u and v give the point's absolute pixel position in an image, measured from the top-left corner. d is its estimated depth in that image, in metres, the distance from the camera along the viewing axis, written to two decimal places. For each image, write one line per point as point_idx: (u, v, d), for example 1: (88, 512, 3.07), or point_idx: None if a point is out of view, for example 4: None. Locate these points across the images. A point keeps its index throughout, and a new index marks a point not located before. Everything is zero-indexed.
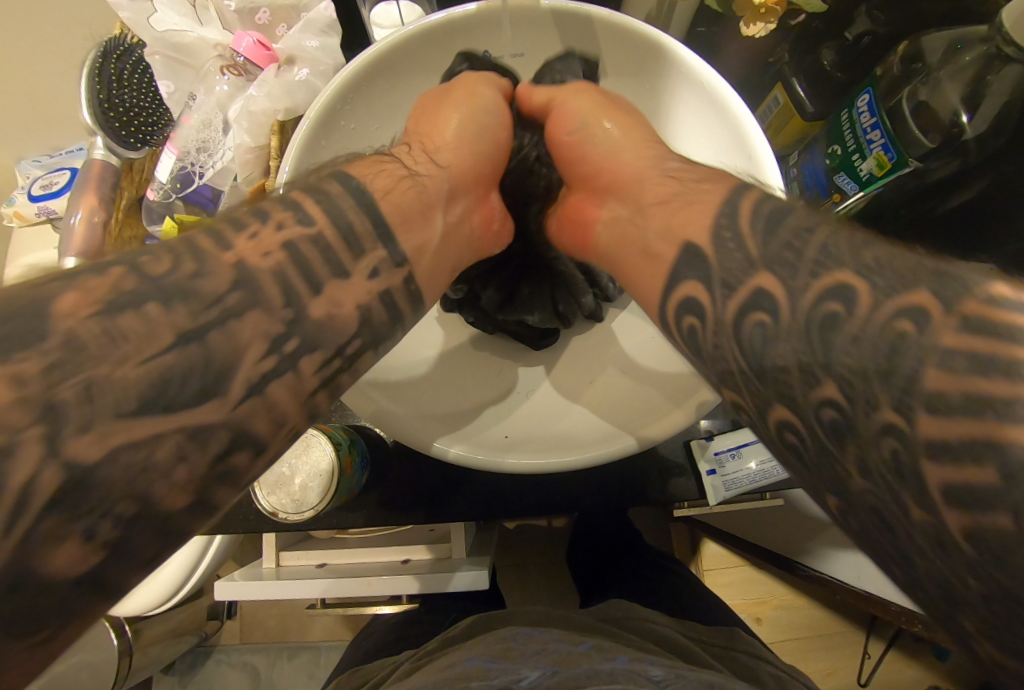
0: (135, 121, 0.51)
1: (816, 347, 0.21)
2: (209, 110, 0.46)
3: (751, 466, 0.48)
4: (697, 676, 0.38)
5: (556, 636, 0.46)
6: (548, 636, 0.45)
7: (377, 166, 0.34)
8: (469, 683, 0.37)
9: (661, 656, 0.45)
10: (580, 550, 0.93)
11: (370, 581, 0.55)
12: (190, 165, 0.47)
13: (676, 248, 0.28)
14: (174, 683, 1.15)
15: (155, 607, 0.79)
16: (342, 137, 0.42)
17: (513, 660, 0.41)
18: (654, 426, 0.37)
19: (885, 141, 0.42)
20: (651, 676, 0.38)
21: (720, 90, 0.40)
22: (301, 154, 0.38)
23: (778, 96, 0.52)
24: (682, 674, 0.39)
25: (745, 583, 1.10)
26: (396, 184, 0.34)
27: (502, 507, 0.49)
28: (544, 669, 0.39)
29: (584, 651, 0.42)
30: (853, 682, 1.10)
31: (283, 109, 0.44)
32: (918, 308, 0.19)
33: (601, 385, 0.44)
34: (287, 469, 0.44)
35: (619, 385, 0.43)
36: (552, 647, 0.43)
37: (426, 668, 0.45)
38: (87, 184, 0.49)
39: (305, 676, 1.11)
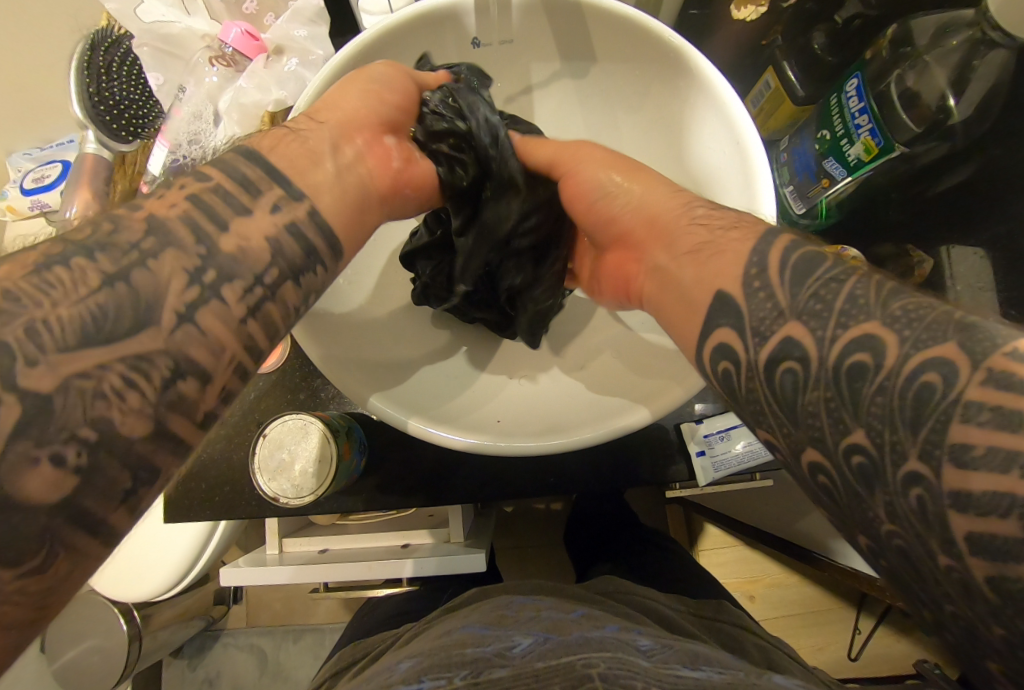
0: (126, 114, 0.50)
1: (845, 399, 0.21)
2: (199, 102, 0.45)
3: (738, 447, 0.50)
4: (686, 648, 0.40)
5: (549, 605, 0.47)
6: (540, 606, 0.46)
7: (285, 142, 0.30)
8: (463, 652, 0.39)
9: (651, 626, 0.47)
10: (576, 531, 0.96)
11: (370, 566, 0.56)
12: (181, 157, 0.45)
13: (715, 330, 0.27)
14: (183, 666, 1.18)
15: (164, 592, 0.81)
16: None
17: (507, 629, 0.42)
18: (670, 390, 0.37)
19: (873, 127, 0.42)
20: (638, 645, 0.39)
21: (735, 112, 0.38)
22: None
23: (768, 79, 0.52)
24: (668, 645, 0.40)
25: (740, 562, 1.13)
26: (279, 140, 0.31)
27: (498, 492, 0.51)
28: (536, 637, 0.40)
29: (575, 619, 0.44)
30: (842, 656, 1.13)
31: (273, 101, 0.44)
32: (947, 365, 0.19)
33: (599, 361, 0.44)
34: (288, 454, 0.45)
35: (607, 367, 0.44)
36: (543, 615, 0.44)
37: (424, 636, 0.46)
38: (80, 179, 0.51)
39: (311, 657, 1.15)
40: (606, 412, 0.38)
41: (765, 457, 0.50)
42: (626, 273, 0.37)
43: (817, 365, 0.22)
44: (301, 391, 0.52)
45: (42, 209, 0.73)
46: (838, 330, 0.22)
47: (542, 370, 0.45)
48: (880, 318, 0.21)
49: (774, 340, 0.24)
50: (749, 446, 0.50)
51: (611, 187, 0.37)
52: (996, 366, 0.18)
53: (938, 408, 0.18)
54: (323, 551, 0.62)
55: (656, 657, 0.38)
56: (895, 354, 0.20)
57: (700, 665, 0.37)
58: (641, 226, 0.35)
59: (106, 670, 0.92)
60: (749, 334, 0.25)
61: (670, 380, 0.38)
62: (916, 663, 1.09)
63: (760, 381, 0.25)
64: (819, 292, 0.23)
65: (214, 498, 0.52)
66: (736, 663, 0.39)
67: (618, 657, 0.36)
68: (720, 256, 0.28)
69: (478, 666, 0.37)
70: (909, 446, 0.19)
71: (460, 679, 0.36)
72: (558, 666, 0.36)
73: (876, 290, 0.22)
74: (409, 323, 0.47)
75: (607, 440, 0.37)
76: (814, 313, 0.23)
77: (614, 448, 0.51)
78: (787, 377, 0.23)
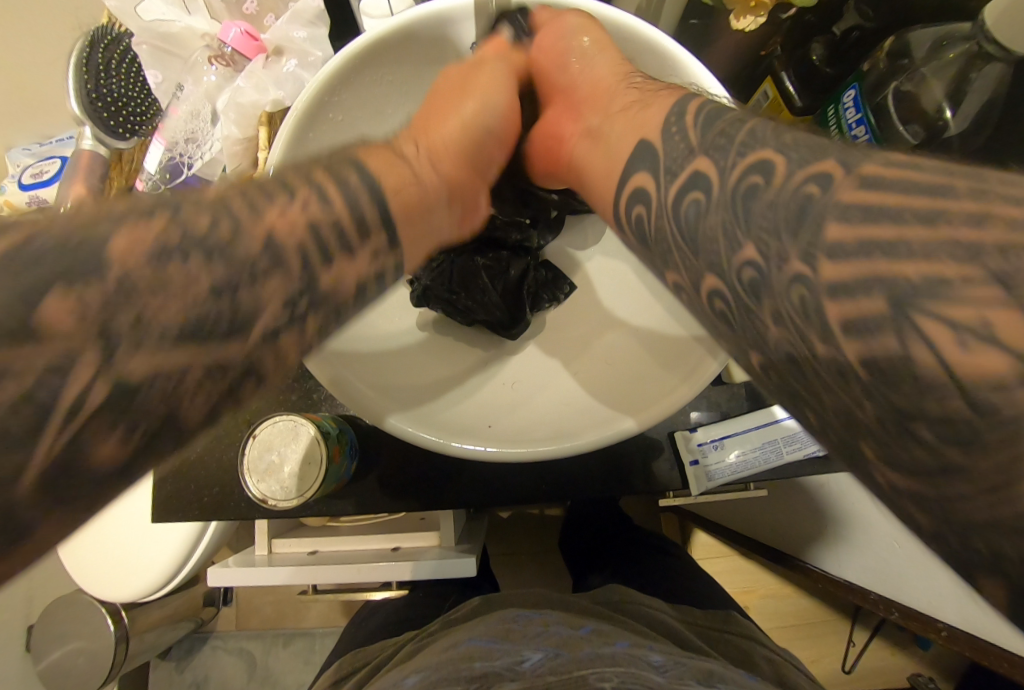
0: (124, 111, 0.50)
1: (738, 217, 0.21)
2: (197, 100, 0.46)
3: (733, 457, 0.49)
4: (696, 664, 0.39)
5: (556, 619, 0.47)
6: (547, 620, 0.46)
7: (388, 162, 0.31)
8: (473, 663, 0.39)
9: (659, 641, 0.46)
10: (571, 538, 0.95)
11: (360, 568, 0.56)
12: (179, 155, 0.46)
13: (635, 176, 0.28)
14: (171, 668, 1.17)
15: (151, 594, 0.80)
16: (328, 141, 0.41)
17: (516, 642, 0.42)
18: (673, 394, 0.37)
19: (870, 138, 0.42)
20: (651, 662, 0.38)
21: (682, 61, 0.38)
22: (288, 146, 0.38)
23: (766, 89, 0.52)
24: (680, 661, 0.40)
25: (734, 571, 1.12)
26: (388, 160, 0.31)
27: (492, 499, 0.50)
28: (545, 652, 0.40)
29: (584, 635, 0.43)
30: (836, 669, 1.12)
31: (271, 101, 0.43)
32: (826, 174, 0.19)
33: (602, 356, 0.43)
34: (277, 456, 0.44)
35: (601, 366, 0.42)
36: (551, 630, 0.44)
37: (429, 649, 0.46)
38: (75, 175, 0.48)
39: (300, 662, 1.13)
40: (595, 420, 0.38)
41: (760, 466, 0.50)
42: (560, 130, 0.40)
43: (717, 193, 0.22)
44: (292, 391, 0.52)
45: (40, 205, 0.73)
46: (738, 158, 0.22)
47: (542, 372, 0.44)
48: (774, 145, 0.21)
49: (684, 176, 0.25)
50: (743, 455, 0.49)
51: (577, 50, 0.39)
52: (869, 170, 0.17)
53: (820, 210, 0.18)
54: (313, 553, 0.61)
55: (671, 672, 0.37)
56: (782, 174, 0.20)
57: (715, 682, 0.36)
58: (587, 85, 0.38)
59: (92, 672, 0.91)
60: (663, 173, 0.26)
61: (662, 390, 0.38)
62: (910, 677, 1.08)
63: (668, 220, 0.25)
64: (723, 133, 0.24)
65: (203, 499, 0.51)
66: (750, 681, 0.38)
67: (634, 674, 0.36)
68: (649, 111, 0.30)
69: (489, 678, 0.37)
70: (792, 252, 0.18)
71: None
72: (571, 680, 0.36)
73: (773, 130, 0.23)
74: (398, 320, 0.46)
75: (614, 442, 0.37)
76: (719, 146, 0.23)
77: (607, 454, 0.51)
78: (691, 207, 0.23)
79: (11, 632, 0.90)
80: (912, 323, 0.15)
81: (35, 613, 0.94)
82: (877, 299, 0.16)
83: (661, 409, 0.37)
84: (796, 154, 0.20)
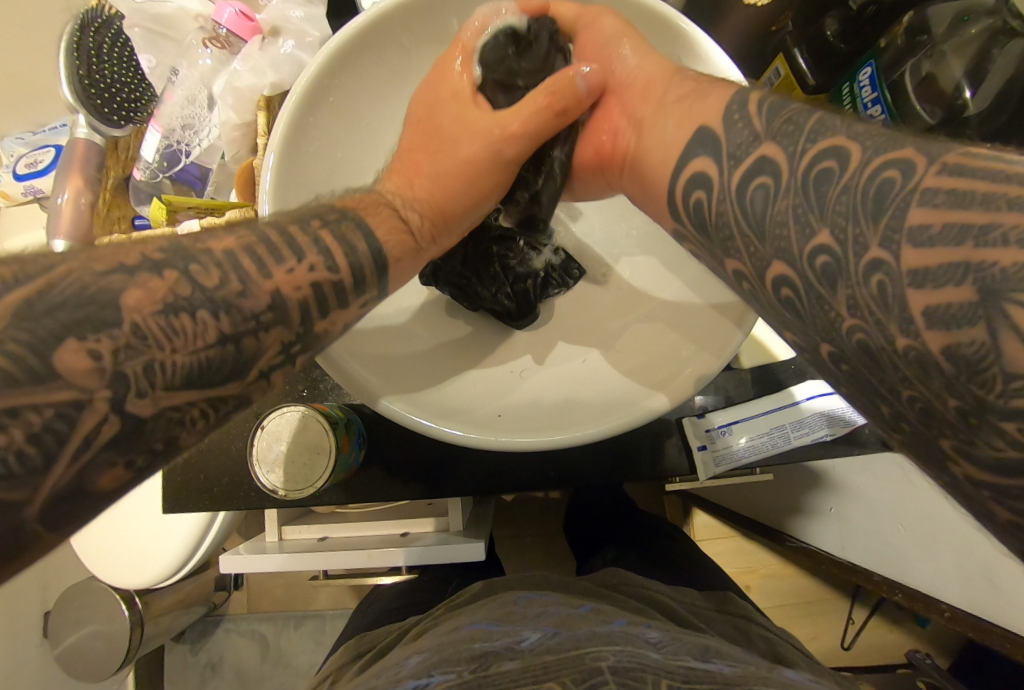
0: (118, 98, 0.49)
1: (806, 254, 0.21)
2: (192, 85, 0.44)
3: (742, 442, 0.49)
4: (695, 640, 0.40)
5: (556, 600, 0.47)
6: (547, 601, 0.46)
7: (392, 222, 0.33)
8: (472, 650, 0.39)
9: (658, 619, 0.46)
10: (575, 520, 0.96)
11: (371, 554, 0.56)
12: (176, 143, 0.45)
13: None
14: (186, 650, 1.19)
15: (163, 580, 0.82)
16: (336, 123, 0.41)
17: (516, 624, 0.42)
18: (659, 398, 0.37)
19: (884, 117, 0.42)
20: (647, 638, 0.39)
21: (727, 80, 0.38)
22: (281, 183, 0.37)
23: (778, 67, 0.51)
24: (679, 638, 0.40)
25: (735, 551, 1.14)
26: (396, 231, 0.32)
27: (498, 484, 0.51)
28: (545, 631, 0.40)
29: (583, 614, 0.43)
30: (836, 645, 1.15)
31: (268, 84, 0.41)
32: (906, 163, 0.19)
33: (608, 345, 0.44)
34: (286, 446, 0.44)
35: (623, 348, 0.43)
36: (550, 611, 0.44)
37: (430, 632, 0.46)
38: (72, 163, 0.47)
39: (311, 642, 1.16)
40: (624, 399, 0.38)
41: (768, 451, 0.49)
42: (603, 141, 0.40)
43: None
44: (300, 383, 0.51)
45: (36, 195, 0.73)
46: None
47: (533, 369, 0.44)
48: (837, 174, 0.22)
49: (748, 165, 0.25)
50: (752, 440, 0.49)
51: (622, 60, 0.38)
52: (951, 206, 0.17)
53: (898, 203, 0.19)
54: (322, 539, 0.61)
55: (667, 648, 0.37)
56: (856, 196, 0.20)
57: (711, 658, 0.37)
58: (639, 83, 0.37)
59: (109, 655, 0.93)
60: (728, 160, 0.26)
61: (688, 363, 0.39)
62: (907, 652, 1.11)
63: (731, 204, 0.26)
64: (781, 160, 0.24)
65: (213, 489, 0.51)
66: (745, 656, 0.38)
67: (628, 650, 0.36)
68: (705, 103, 0.30)
69: (486, 659, 0.37)
70: None
71: (470, 671, 0.36)
72: (566, 658, 0.36)
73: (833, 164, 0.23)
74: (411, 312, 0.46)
75: (625, 431, 0.37)
76: (774, 173, 0.24)
77: (615, 441, 0.51)
78: (759, 194, 0.24)
79: (28, 617, 0.91)
80: (1000, 303, 0.16)
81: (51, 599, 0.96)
82: (961, 281, 0.16)
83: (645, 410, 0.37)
84: (859, 144, 0.21)
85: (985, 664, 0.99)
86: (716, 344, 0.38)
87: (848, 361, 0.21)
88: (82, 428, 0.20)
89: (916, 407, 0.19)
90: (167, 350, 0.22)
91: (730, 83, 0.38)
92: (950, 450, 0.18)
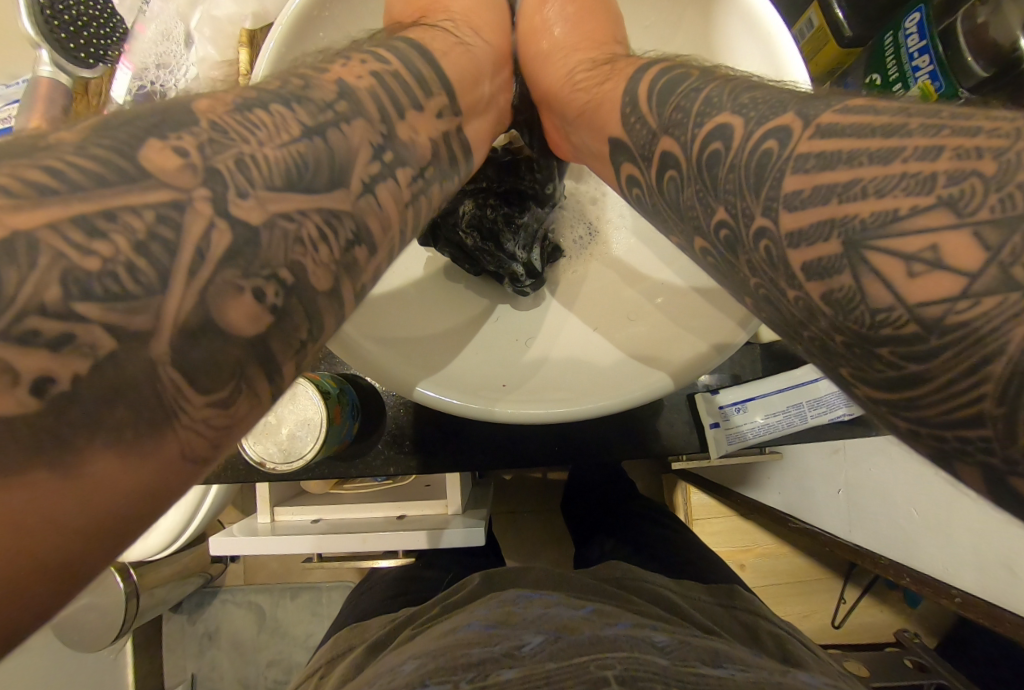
0: (85, 32, 0.45)
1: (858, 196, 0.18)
2: (168, 19, 0.40)
3: (757, 420, 0.47)
4: (703, 643, 0.38)
5: (557, 600, 0.45)
6: (548, 602, 0.44)
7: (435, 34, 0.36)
8: (469, 660, 0.37)
9: (670, 624, 0.44)
10: (573, 500, 0.95)
11: (365, 539, 0.54)
12: (149, 84, 0.41)
13: None
14: (183, 621, 1.20)
15: (158, 551, 0.81)
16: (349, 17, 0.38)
17: (514, 628, 0.40)
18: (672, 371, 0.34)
19: (934, 70, 0.38)
20: (655, 642, 0.37)
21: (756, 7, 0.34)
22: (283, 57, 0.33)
23: (812, 16, 0.46)
24: (686, 641, 0.38)
25: (732, 532, 1.14)
26: (451, 48, 0.35)
27: (497, 461, 0.48)
28: (546, 635, 0.39)
29: (584, 616, 0.42)
30: (827, 623, 1.16)
31: (249, 16, 0.38)
32: (788, 127, 0.19)
33: (599, 326, 0.41)
34: (273, 417, 0.42)
35: (636, 319, 0.40)
36: (553, 613, 0.42)
37: (428, 633, 0.44)
38: (35, 106, 0.42)
39: (308, 614, 1.17)
40: (635, 372, 0.36)
41: (785, 430, 0.47)
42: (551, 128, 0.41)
43: None
44: None
45: None
46: None
47: (535, 339, 0.41)
48: (894, 99, 0.19)
49: (656, 156, 0.26)
50: (768, 418, 0.47)
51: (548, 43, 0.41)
52: None
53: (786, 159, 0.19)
54: (316, 521, 0.59)
55: (674, 653, 0.36)
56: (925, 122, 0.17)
57: (722, 663, 0.35)
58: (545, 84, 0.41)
59: (105, 625, 0.93)
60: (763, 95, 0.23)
61: (704, 333, 0.36)
62: (897, 632, 1.12)
63: (660, 192, 0.27)
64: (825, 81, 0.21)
65: None
66: (758, 661, 0.37)
67: (635, 658, 0.35)
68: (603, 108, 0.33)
69: (485, 667, 0.36)
70: None
71: (468, 681, 0.34)
72: (570, 666, 0.34)
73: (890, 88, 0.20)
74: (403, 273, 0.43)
75: (638, 405, 0.34)
76: (814, 94, 0.21)
77: (622, 419, 0.48)
78: (671, 183, 0.25)
79: None
80: (860, 250, 0.16)
81: None
82: (834, 234, 0.17)
83: (658, 386, 0.34)
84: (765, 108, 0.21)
85: (975, 645, 1.00)
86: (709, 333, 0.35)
87: (763, 320, 0.21)
88: (190, 233, 0.17)
89: (821, 352, 0.18)
90: (252, 142, 0.19)
91: (765, 27, 0.34)
92: (850, 389, 0.18)
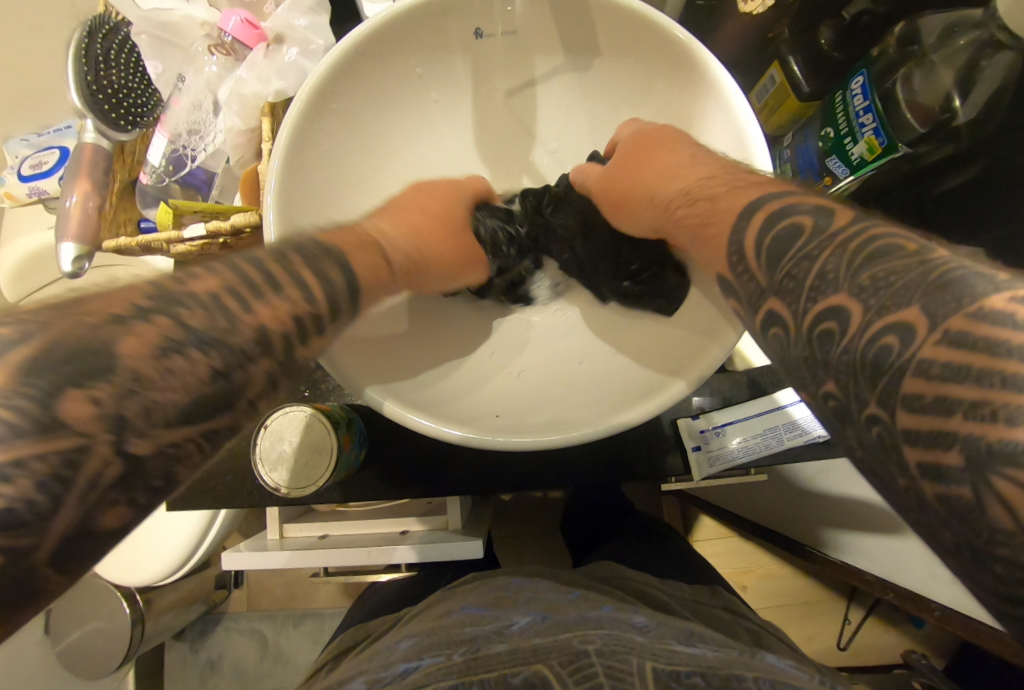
0: (123, 101, 0.50)
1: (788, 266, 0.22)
2: (198, 92, 0.46)
3: (734, 444, 0.50)
4: (679, 625, 0.41)
5: (546, 586, 0.47)
6: (538, 586, 0.47)
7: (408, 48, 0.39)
8: (461, 635, 0.39)
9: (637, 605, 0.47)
10: (573, 522, 0.97)
11: (369, 551, 0.57)
12: (182, 148, 0.46)
13: None
14: (186, 649, 1.20)
15: (164, 579, 0.82)
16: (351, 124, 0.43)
17: (506, 609, 0.43)
18: (652, 400, 0.37)
19: (877, 126, 0.41)
20: (633, 622, 0.40)
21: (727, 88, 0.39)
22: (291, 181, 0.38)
23: (773, 75, 0.51)
24: (665, 623, 0.41)
25: (732, 552, 1.15)
26: None
27: (495, 483, 0.52)
28: (534, 614, 0.41)
29: (572, 600, 0.44)
30: (832, 645, 1.15)
31: (272, 91, 0.42)
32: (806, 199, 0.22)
33: (586, 356, 0.44)
34: (288, 446, 0.45)
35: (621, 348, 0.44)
36: (541, 596, 0.45)
37: (424, 617, 0.47)
38: (80, 168, 0.47)
39: (311, 641, 1.17)
40: (619, 402, 0.39)
41: (761, 453, 0.50)
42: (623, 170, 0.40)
43: None
44: (302, 384, 0.52)
45: (41, 196, 0.74)
46: None
47: (528, 368, 0.44)
48: None
49: None
50: (744, 442, 0.50)
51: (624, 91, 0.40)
52: None
53: None
54: (322, 537, 0.62)
55: (652, 632, 0.38)
56: None
57: (696, 642, 0.38)
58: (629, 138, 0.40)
59: (111, 652, 0.94)
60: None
61: (681, 363, 0.39)
62: (902, 653, 1.12)
63: None
64: None
65: (217, 489, 0.52)
66: (728, 641, 0.39)
67: (616, 635, 0.37)
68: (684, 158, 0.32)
69: (476, 641, 0.38)
70: None
71: (460, 653, 0.37)
72: (555, 643, 0.37)
73: None
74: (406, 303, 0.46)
75: (623, 432, 0.37)
76: None
77: (612, 444, 0.52)
78: None
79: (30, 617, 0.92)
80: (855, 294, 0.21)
81: (53, 596, 0.96)
82: None
83: (639, 413, 0.37)
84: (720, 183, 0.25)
85: (981, 666, 1.00)
86: (712, 336, 0.39)
87: None
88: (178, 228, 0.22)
89: None
90: None
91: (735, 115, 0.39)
92: None
